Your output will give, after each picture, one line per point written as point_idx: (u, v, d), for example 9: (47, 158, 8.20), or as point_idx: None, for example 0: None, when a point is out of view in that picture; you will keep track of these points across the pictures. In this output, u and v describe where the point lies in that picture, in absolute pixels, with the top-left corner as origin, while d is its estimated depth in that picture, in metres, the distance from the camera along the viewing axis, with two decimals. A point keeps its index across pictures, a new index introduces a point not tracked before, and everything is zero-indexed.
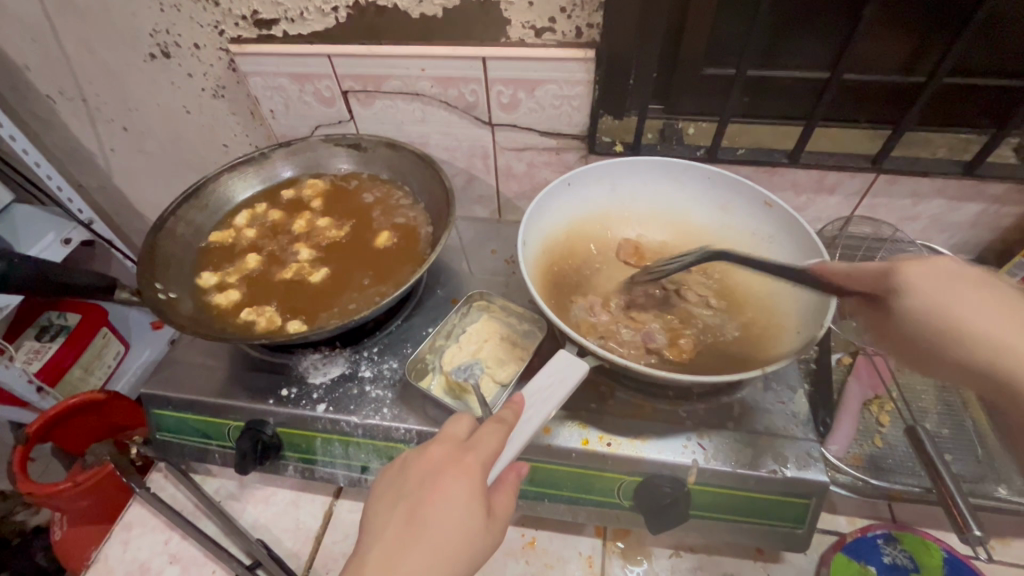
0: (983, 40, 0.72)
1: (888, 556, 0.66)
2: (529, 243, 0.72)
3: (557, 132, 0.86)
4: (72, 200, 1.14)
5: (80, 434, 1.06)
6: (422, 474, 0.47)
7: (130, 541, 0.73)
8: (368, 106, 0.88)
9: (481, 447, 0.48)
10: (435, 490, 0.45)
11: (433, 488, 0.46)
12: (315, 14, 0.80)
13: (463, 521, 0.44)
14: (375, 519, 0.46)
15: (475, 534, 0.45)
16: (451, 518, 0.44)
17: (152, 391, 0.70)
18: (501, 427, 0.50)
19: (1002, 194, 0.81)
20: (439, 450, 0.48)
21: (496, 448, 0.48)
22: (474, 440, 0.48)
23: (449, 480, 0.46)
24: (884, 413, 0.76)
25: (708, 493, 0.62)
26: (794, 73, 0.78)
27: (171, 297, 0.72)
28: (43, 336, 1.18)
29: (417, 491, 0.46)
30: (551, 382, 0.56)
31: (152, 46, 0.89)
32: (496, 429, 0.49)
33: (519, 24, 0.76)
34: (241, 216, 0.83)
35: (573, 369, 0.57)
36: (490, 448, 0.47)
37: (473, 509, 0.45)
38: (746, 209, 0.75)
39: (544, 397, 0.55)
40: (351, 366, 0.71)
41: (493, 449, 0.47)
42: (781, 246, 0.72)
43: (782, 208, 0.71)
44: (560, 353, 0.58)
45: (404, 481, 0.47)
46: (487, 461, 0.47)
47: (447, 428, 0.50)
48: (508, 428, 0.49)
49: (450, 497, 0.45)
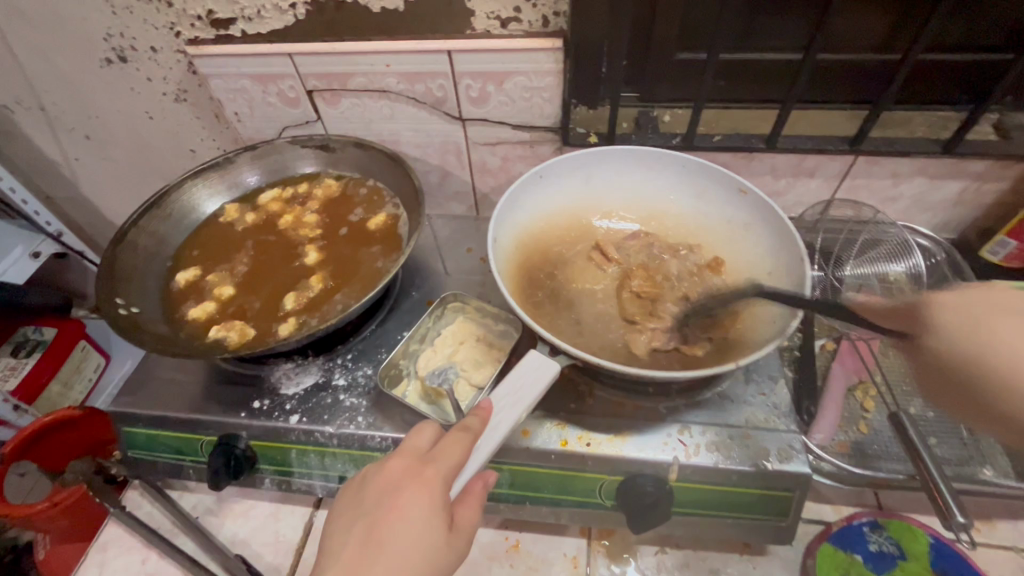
0: (959, 16, 0.70)
1: (874, 544, 0.66)
2: (497, 240, 0.70)
3: (529, 125, 0.84)
4: (39, 212, 1.09)
5: (58, 451, 1.04)
6: (381, 490, 0.46)
7: (106, 562, 0.71)
8: (334, 104, 0.85)
9: (443, 460, 0.47)
10: (394, 506, 0.44)
11: (391, 504, 0.45)
12: (273, 12, 0.77)
13: (423, 537, 0.44)
14: (333, 538, 0.45)
15: (435, 550, 0.44)
16: (410, 535, 0.43)
17: (120, 409, 0.68)
18: (464, 436, 0.48)
19: (983, 171, 0.80)
20: (398, 465, 0.47)
21: (458, 461, 0.47)
22: (435, 452, 0.47)
23: (408, 495, 0.45)
24: (868, 398, 0.75)
25: (690, 490, 0.61)
26: (769, 56, 0.76)
27: (135, 311, 0.69)
28: (20, 352, 1.16)
29: (375, 508, 0.45)
30: (519, 385, 0.55)
31: (108, 51, 0.86)
32: (460, 439, 0.48)
33: (484, 15, 0.73)
34: (233, 209, 0.83)
35: (543, 371, 0.56)
36: (450, 462, 0.46)
37: (434, 523, 0.44)
38: (720, 197, 0.74)
39: (513, 400, 0.54)
40: (324, 374, 0.70)
41: (455, 461, 0.46)
42: (755, 234, 0.71)
43: (756, 195, 0.70)
44: (530, 354, 0.57)
45: (363, 498, 0.46)
46: (449, 473, 0.46)
47: (408, 441, 0.49)
48: (473, 437, 0.48)
49: (409, 513, 0.44)
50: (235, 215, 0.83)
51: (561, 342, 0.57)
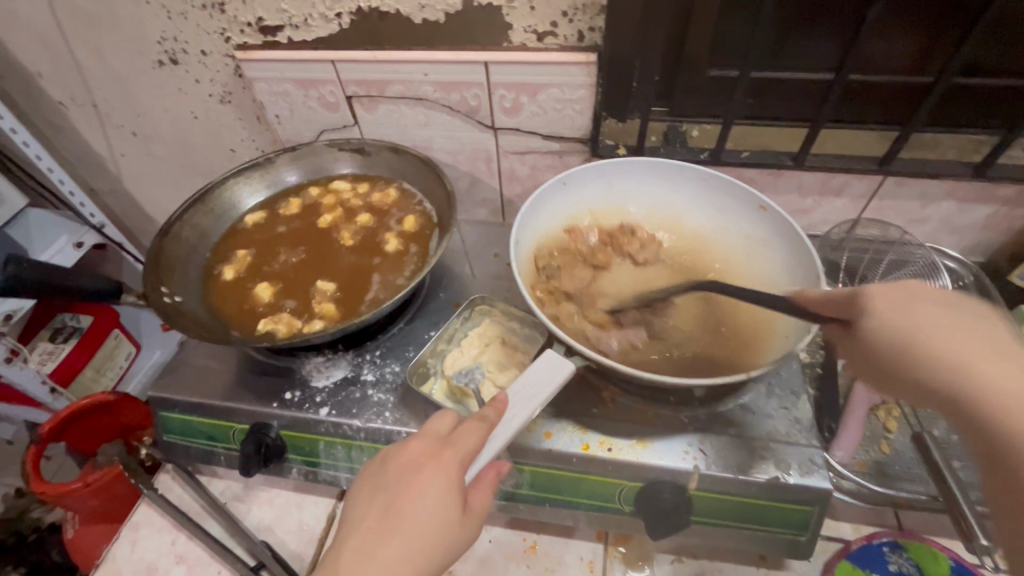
0: (993, 40, 0.71)
1: (894, 564, 0.65)
2: (520, 241, 0.72)
3: (560, 135, 0.86)
4: (84, 204, 1.15)
5: (92, 433, 1.08)
6: (400, 468, 0.48)
7: (137, 540, 0.74)
8: (372, 110, 0.88)
9: (462, 443, 0.49)
10: (411, 485, 0.46)
11: (409, 482, 0.47)
12: (319, 21, 0.80)
13: (439, 516, 0.45)
14: (354, 511, 0.47)
15: (451, 527, 0.46)
16: (426, 513, 0.45)
17: (159, 393, 0.71)
18: (481, 425, 0.51)
19: (1014, 196, 0.80)
20: (418, 446, 0.49)
21: (475, 446, 0.49)
22: (456, 436, 0.49)
23: (426, 475, 0.47)
24: (891, 418, 0.75)
25: (711, 500, 0.61)
26: (801, 75, 0.77)
27: (177, 300, 0.72)
28: (57, 337, 1.20)
29: (394, 485, 0.47)
30: (537, 381, 0.56)
31: (161, 53, 0.91)
32: (478, 427, 0.50)
33: (521, 29, 0.76)
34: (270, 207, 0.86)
35: (559, 368, 0.57)
36: (469, 446, 0.48)
37: (449, 503, 0.46)
38: (741, 211, 0.75)
39: (531, 394, 0.55)
40: (353, 369, 0.72)
41: (472, 446, 0.48)
42: (774, 249, 0.72)
43: (777, 211, 0.70)
44: (548, 352, 0.58)
45: (383, 475, 0.48)
46: (466, 457, 0.48)
47: (430, 425, 0.51)
48: (489, 427, 0.50)
49: (426, 490, 0.46)
50: (270, 213, 0.86)
51: (578, 344, 0.59)
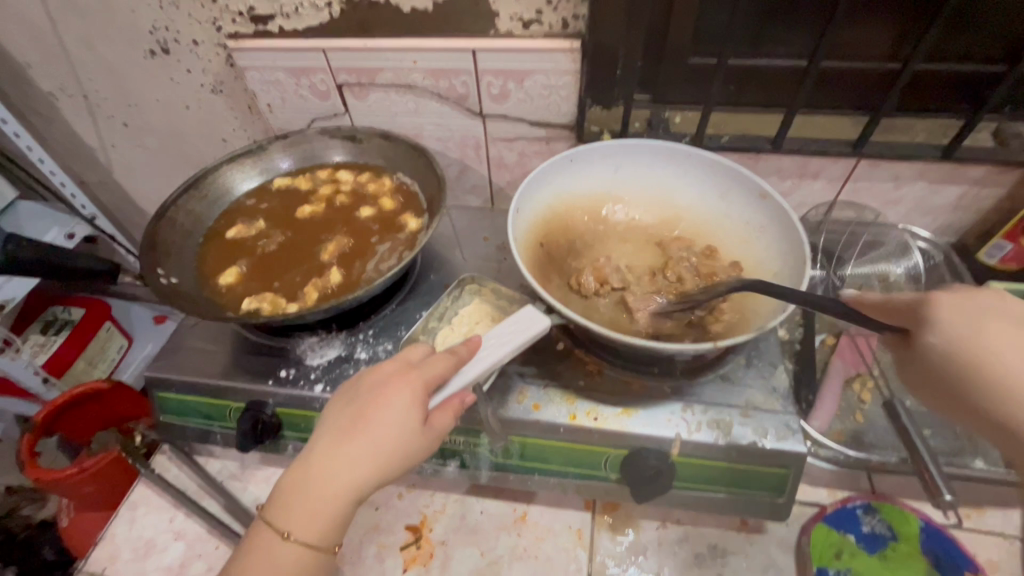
0: (956, 28, 0.74)
1: (867, 526, 0.69)
2: (520, 211, 0.74)
3: (546, 122, 0.88)
4: (76, 195, 1.15)
5: (86, 423, 1.09)
6: (372, 383, 0.53)
7: (136, 519, 0.75)
8: (362, 98, 0.90)
9: (428, 368, 0.53)
10: (380, 398, 0.52)
11: (378, 395, 0.52)
12: (309, 10, 0.82)
13: (400, 424, 0.51)
14: (328, 417, 0.53)
15: (410, 436, 0.51)
16: (389, 419, 0.50)
17: (155, 374, 0.73)
18: (451, 358, 0.56)
19: (981, 177, 0.83)
20: (386, 369, 0.54)
21: (440, 372, 0.54)
22: (424, 362, 0.54)
23: (393, 389, 0.52)
24: (864, 390, 0.78)
25: (691, 465, 0.64)
26: (777, 61, 0.81)
27: (174, 281, 0.74)
28: (48, 330, 1.21)
29: (365, 395, 0.52)
30: (509, 331, 0.60)
31: (152, 43, 0.92)
32: (446, 359, 0.55)
33: (508, 17, 0.78)
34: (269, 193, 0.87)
35: (535, 321, 0.60)
36: (434, 372, 0.53)
37: (410, 417, 0.51)
38: (744, 199, 0.76)
39: (501, 342, 0.59)
40: (347, 348, 0.74)
41: (437, 372, 0.53)
42: (768, 236, 0.74)
43: (777, 201, 0.72)
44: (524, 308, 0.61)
45: (356, 388, 0.54)
46: (430, 380, 0.53)
47: (403, 353, 0.56)
48: (457, 361, 0.55)
49: (391, 402, 0.51)
50: (267, 199, 0.88)
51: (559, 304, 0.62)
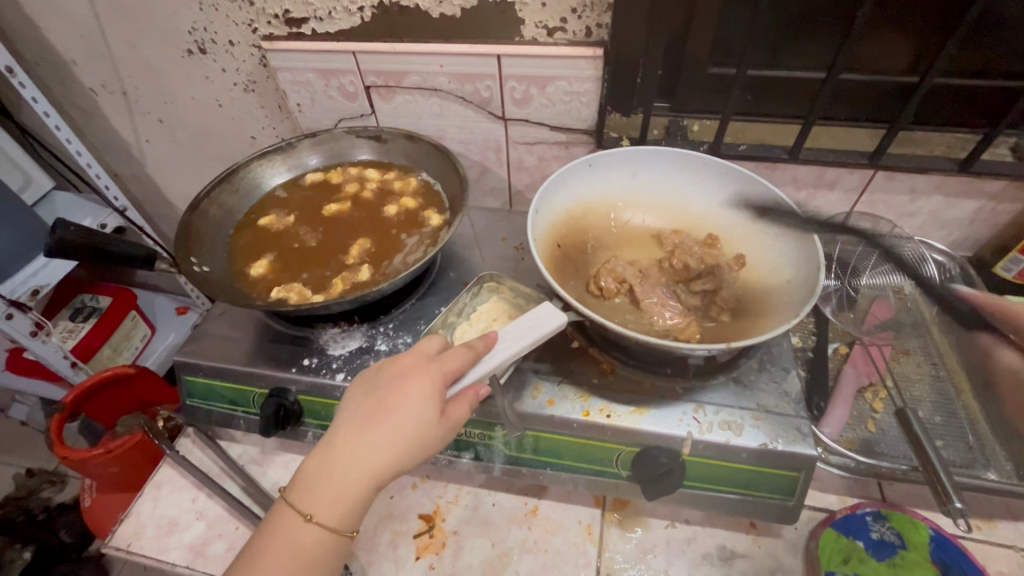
0: (975, 44, 0.75)
1: (876, 533, 0.69)
2: (540, 212, 0.76)
3: (567, 127, 0.90)
4: (109, 187, 1.20)
5: (110, 407, 1.13)
6: (393, 374, 0.55)
7: (159, 498, 0.78)
8: (388, 100, 0.93)
9: (447, 361, 0.56)
10: (400, 387, 0.54)
11: (399, 385, 0.54)
12: (342, 14, 0.85)
13: (420, 413, 0.53)
14: (349, 405, 0.55)
15: (429, 425, 0.53)
16: (409, 407, 0.53)
17: (184, 358, 0.76)
18: (469, 352, 0.58)
19: (999, 191, 0.83)
20: (407, 361, 0.56)
21: (459, 364, 0.56)
22: (442, 355, 0.56)
23: (414, 380, 0.54)
24: (877, 399, 0.79)
25: (702, 465, 0.65)
26: (796, 73, 0.82)
27: (205, 270, 0.77)
28: (77, 317, 1.25)
29: (386, 385, 0.55)
30: (524, 326, 0.62)
31: (190, 43, 0.96)
32: (465, 352, 0.57)
33: (533, 24, 0.80)
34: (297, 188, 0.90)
35: (552, 318, 0.62)
36: (453, 364, 0.55)
37: (429, 406, 0.53)
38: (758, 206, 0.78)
39: (518, 337, 0.61)
40: (368, 340, 0.76)
41: (456, 364, 0.55)
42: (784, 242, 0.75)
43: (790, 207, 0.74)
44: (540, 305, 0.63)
45: (376, 378, 0.56)
46: (449, 372, 0.55)
47: (422, 346, 0.58)
48: (476, 354, 0.57)
49: (411, 391, 0.53)
50: (295, 194, 0.91)
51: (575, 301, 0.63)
